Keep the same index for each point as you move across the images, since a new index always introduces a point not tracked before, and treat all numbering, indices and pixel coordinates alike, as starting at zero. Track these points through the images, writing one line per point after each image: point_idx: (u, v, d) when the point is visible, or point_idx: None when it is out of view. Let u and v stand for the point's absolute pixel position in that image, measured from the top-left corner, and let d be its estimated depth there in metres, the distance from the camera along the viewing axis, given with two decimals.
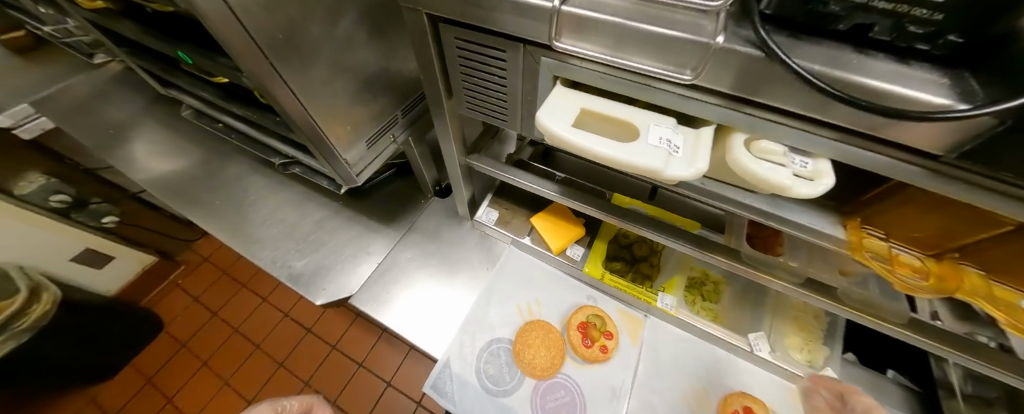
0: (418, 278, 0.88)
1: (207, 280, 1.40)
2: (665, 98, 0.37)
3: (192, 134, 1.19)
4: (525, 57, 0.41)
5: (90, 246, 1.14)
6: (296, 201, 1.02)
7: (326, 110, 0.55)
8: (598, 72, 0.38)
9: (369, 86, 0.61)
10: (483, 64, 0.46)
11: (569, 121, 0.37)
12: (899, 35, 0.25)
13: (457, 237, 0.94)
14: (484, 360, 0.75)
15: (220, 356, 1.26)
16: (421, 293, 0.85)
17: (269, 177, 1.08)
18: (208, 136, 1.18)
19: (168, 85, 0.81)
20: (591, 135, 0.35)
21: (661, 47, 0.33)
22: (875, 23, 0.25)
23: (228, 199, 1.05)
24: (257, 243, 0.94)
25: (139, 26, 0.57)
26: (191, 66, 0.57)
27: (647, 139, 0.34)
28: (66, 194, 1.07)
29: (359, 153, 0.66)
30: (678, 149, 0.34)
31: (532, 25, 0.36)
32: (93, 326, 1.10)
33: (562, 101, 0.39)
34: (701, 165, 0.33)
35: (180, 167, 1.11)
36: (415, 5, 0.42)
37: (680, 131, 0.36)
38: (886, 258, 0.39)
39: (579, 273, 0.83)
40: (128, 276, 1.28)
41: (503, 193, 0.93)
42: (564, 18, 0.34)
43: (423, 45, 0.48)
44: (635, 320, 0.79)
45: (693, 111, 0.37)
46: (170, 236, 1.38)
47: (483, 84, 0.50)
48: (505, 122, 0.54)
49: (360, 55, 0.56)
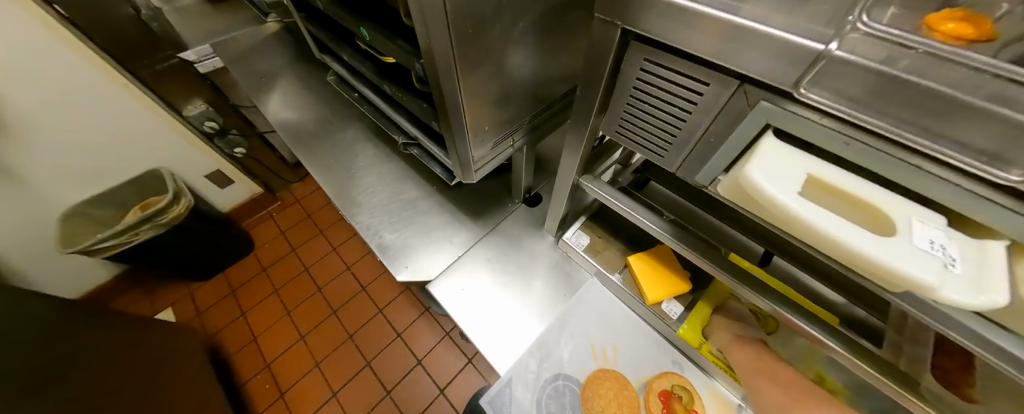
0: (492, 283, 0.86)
1: (295, 219, 1.58)
2: (931, 188, 0.28)
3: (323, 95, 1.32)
4: (735, 97, 0.35)
5: (220, 169, 1.32)
6: (396, 176, 1.08)
7: (475, 107, 0.54)
8: (841, 134, 0.30)
9: (514, 88, 0.60)
10: (667, 92, 0.41)
11: (796, 186, 0.30)
12: None
13: (540, 252, 0.91)
14: (546, 394, 0.70)
15: (289, 288, 1.40)
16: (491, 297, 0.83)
17: (378, 148, 1.16)
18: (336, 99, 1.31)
19: (325, 51, 0.90)
20: (827, 213, 0.28)
21: (963, 124, 0.24)
22: None
23: (340, 159, 1.15)
24: (357, 206, 1.01)
25: None
26: (364, 42, 0.61)
27: (914, 240, 0.26)
28: (217, 122, 1.18)
29: (484, 151, 0.65)
30: (957, 263, 0.26)
31: (769, 66, 0.31)
32: (211, 234, 1.28)
33: (783, 158, 0.32)
34: (998, 296, 0.24)
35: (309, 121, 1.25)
36: (619, 18, 0.38)
37: (953, 237, 0.27)
38: None
39: (670, 332, 0.73)
40: (240, 199, 1.47)
41: (598, 218, 0.88)
42: (828, 65, 0.27)
43: (600, 62, 0.45)
44: (728, 407, 0.67)
45: (971, 213, 0.28)
46: (277, 175, 1.56)
47: (654, 112, 0.45)
48: (661, 157, 0.48)
49: (519, 58, 0.55)
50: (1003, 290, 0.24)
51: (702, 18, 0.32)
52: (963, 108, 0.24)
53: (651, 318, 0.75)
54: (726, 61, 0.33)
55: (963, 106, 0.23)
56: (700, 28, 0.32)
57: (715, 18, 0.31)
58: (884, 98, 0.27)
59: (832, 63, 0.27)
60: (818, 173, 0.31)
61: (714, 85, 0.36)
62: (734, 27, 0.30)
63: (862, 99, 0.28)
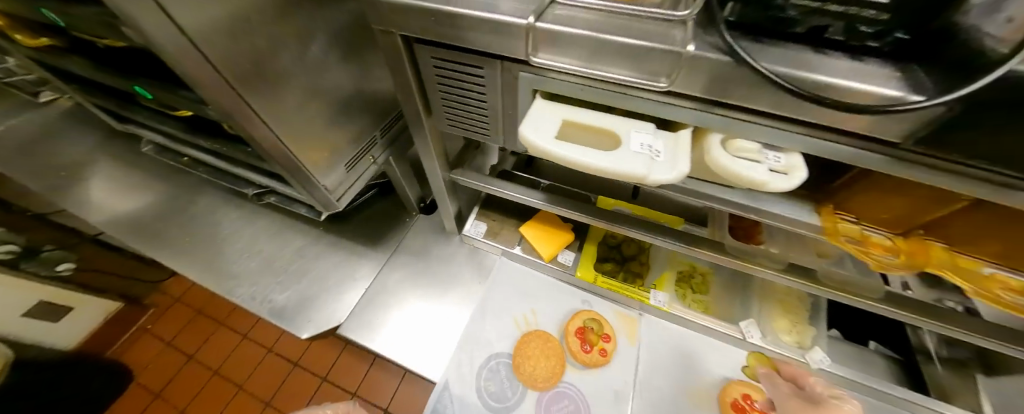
0: (413, 303, 0.84)
1: (181, 321, 1.19)
2: (643, 104, 0.39)
3: (155, 169, 1.12)
4: (503, 73, 0.42)
5: (45, 299, 0.94)
6: (273, 231, 0.98)
7: (298, 137, 0.53)
8: (578, 82, 0.39)
9: (344, 108, 0.60)
10: (461, 81, 0.47)
11: (554, 133, 0.37)
12: (853, 35, 0.28)
13: (447, 254, 0.92)
14: (483, 378, 0.73)
15: (196, 405, 1.05)
16: (423, 314, 0.83)
17: (244, 208, 1.03)
18: (173, 169, 1.12)
19: (125, 120, 0.77)
20: (576, 146, 0.36)
21: (633, 57, 0.34)
22: (831, 26, 0.28)
23: (199, 235, 0.99)
24: (234, 279, 0.90)
25: (89, 61, 0.54)
26: (153, 102, 0.54)
27: (629, 146, 0.36)
28: (12, 244, 0.88)
29: (337, 177, 0.64)
30: (659, 154, 0.36)
31: (506, 43, 0.37)
32: (48, 383, 0.93)
33: (545, 113, 0.40)
34: (683, 167, 0.35)
35: (144, 204, 1.05)
36: (389, 27, 0.42)
37: (659, 135, 0.37)
38: (860, 241, 0.40)
39: (571, 278, 0.84)
40: (88, 328, 1.07)
41: (490, 204, 0.92)
42: (539, 34, 0.35)
43: (399, 66, 0.48)
44: (631, 319, 0.80)
45: (671, 115, 0.38)
46: (134, 279, 1.18)
47: (462, 100, 0.50)
48: (486, 135, 0.54)
49: (333, 79, 0.55)
50: (683, 163, 0.34)
51: (443, 14, 0.37)
52: (617, 46, 0.33)
53: (556, 273, 0.85)
54: (479, 45, 0.39)
55: (626, 46, 0.33)
56: (445, 21, 0.37)
57: (453, 13, 0.36)
58: (584, 51, 0.35)
59: (540, 33, 0.35)
60: (570, 117, 0.39)
61: (488, 68, 0.42)
62: (467, 18, 0.36)
63: (572, 55, 0.36)
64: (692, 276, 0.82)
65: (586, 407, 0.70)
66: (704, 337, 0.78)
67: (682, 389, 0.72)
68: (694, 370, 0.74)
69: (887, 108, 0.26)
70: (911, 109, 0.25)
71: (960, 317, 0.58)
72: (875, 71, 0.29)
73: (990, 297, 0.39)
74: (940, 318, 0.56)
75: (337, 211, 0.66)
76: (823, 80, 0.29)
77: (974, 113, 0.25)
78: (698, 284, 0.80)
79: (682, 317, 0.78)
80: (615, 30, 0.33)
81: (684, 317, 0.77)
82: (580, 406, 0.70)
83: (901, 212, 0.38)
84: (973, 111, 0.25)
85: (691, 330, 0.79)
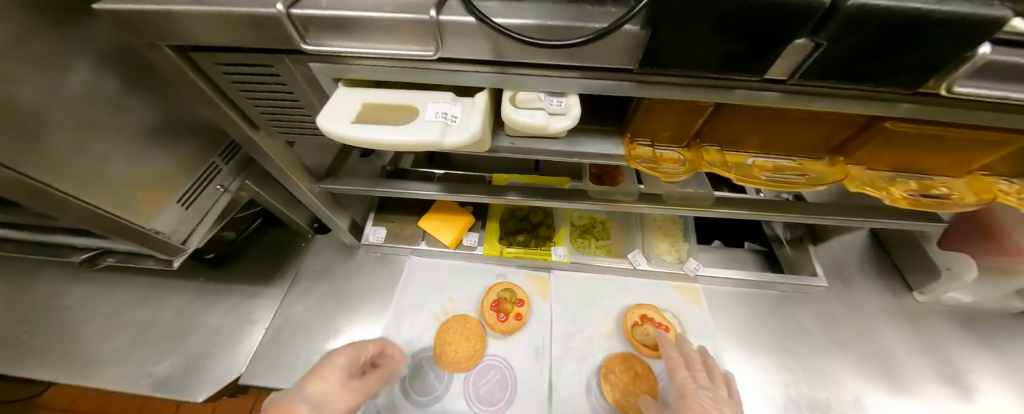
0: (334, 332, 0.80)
1: None
2: (441, 77, 0.39)
3: None
4: (295, 67, 0.41)
5: None
6: (143, 296, 0.85)
7: (92, 182, 0.47)
8: (369, 65, 0.39)
9: (155, 139, 0.53)
10: (262, 84, 0.44)
11: (351, 118, 0.37)
12: None
13: (353, 268, 0.88)
14: (408, 376, 0.73)
15: None
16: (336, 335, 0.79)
17: (100, 280, 0.88)
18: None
19: None
20: (374, 127, 0.36)
21: (398, 31, 0.34)
22: None
23: (39, 327, 0.82)
24: (100, 363, 0.77)
25: None
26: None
27: (425, 116, 0.37)
28: None
29: (172, 219, 0.60)
30: (455, 120, 0.37)
31: (274, 35, 0.36)
32: None
33: (345, 101, 0.39)
34: (475, 127, 0.36)
35: None
36: (144, 38, 0.37)
37: (458, 102, 0.39)
38: (652, 159, 0.46)
39: (481, 257, 0.86)
40: None
41: (385, 207, 0.91)
42: (301, 21, 0.34)
43: (187, 80, 0.44)
44: (542, 279, 0.86)
45: (468, 81, 0.40)
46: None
47: (276, 103, 0.48)
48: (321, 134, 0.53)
49: (122, 108, 0.48)
50: (473, 124, 0.36)
51: (191, 15, 0.34)
52: (378, 22, 0.33)
53: (465, 256, 0.87)
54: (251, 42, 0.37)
55: (387, 21, 0.33)
56: (196, 22, 0.34)
57: (199, 12, 0.33)
58: (355, 33, 0.35)
59: (301, 20, 0.33)
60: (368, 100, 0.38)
61: (279, 66, 0.41)
62: (217, 14, 0.34)
63: (346, 37, 0.35)
64: (594, 226, 0.92)
65: (513, 372, 0.73)
66: (606, 277, 0.86)
67: (594, 327, 0.79)
68: (601, 309, 0.82)
69: (597, 35, 0.29)
70: (612, 32, 0.29)
71: (778, 204, 0.75)
72: (601, 11, 0.32)
73: (769, 184, 0.45)
74: (761, 208, 0.74)
75: (185, 252, 0.64)
76: (558, 26, 0.32)
77: (660, 26, 0.29)
78: (600, 231, 0.91)
79: (583, 263, 0.84)
80: (372, 5, 0.33)
81: (587, 263, 0.85)
82: (506, 373, 0.73)
83: (674, 127, 0.45)
84: (658, 26, 0.29)
85: (594, 273, 0.86)
